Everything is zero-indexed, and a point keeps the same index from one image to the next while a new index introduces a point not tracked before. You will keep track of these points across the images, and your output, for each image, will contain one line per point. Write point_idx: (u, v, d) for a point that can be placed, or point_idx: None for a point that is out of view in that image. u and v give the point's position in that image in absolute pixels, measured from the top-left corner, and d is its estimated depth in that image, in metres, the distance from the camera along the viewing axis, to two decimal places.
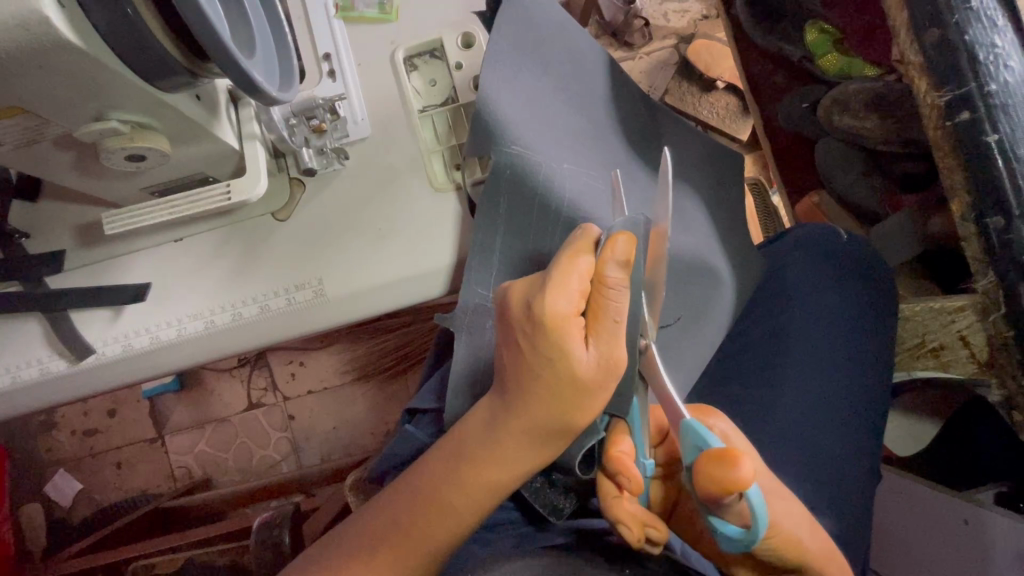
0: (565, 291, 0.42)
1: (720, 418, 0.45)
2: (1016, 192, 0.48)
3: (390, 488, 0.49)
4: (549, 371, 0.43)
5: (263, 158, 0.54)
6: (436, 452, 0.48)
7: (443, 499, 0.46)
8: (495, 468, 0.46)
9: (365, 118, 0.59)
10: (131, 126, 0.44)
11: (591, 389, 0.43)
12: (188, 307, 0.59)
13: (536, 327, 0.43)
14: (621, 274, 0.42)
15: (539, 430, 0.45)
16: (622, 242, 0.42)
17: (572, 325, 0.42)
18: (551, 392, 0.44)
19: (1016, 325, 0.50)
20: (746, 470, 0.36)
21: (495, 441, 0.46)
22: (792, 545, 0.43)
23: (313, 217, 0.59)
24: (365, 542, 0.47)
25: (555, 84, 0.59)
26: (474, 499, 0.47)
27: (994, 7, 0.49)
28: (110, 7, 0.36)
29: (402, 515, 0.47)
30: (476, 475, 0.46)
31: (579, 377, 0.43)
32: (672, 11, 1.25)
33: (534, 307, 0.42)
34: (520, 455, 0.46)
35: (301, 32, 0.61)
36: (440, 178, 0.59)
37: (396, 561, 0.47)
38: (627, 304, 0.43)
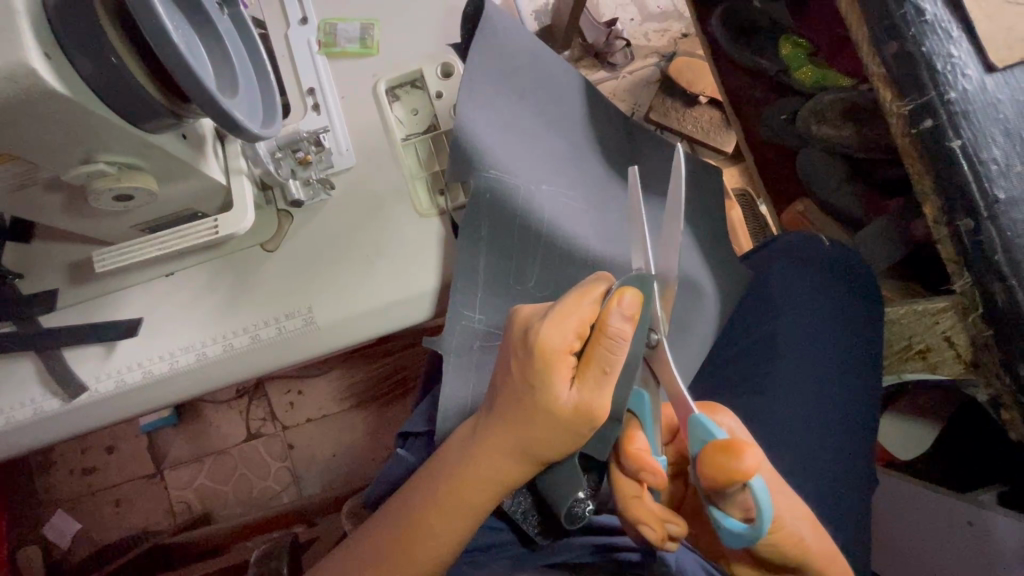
0: (562, 326, 0.43)
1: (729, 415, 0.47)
2: (982, 195, 0.49)
3: (383, 512, 0.50)
4: (529, 401, 0.43)
5: (251, 192, 0.55)
6: (426, 476, 0.49)
7: (427, 522, 0.46)
8: (483, 490, 0.46)
9: (350, 148, 0.61)
10: (119, 167, 0.45)
11: (564, 429, 0.43)
12: (180, 340, 0.59)
13: (527, 352, 0.43)
14: (623, 326, 0.41)
15: (518, 455, 0.45)
16: (631, 296, 0.41)
17: (562, 361, 0.43)
18: (529, 422, 0.44)
19: (996, 325, 0.51)
20: (747, 463, 0.37)
21: (476, 461, 0.46)
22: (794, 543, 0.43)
23: (301, 247, 0.60)
24: (361, 566, 0.47)
25: (531, 109, 0.61)
26: (459, 520, 0.47)
27: (949, 18, 0.51)
28: (96, 55, 0.38)
29: (389, 543, 0.47)
30: (464, 497, 0.46)
31: (555, 412, 0.43)
32: (652, 31, 1.29)
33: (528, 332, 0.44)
34: (505, 480, 0.46)
35: (287, 70, 0.63)
36: (425, 204, 0.60)
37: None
38: (623, 358, 0.42)
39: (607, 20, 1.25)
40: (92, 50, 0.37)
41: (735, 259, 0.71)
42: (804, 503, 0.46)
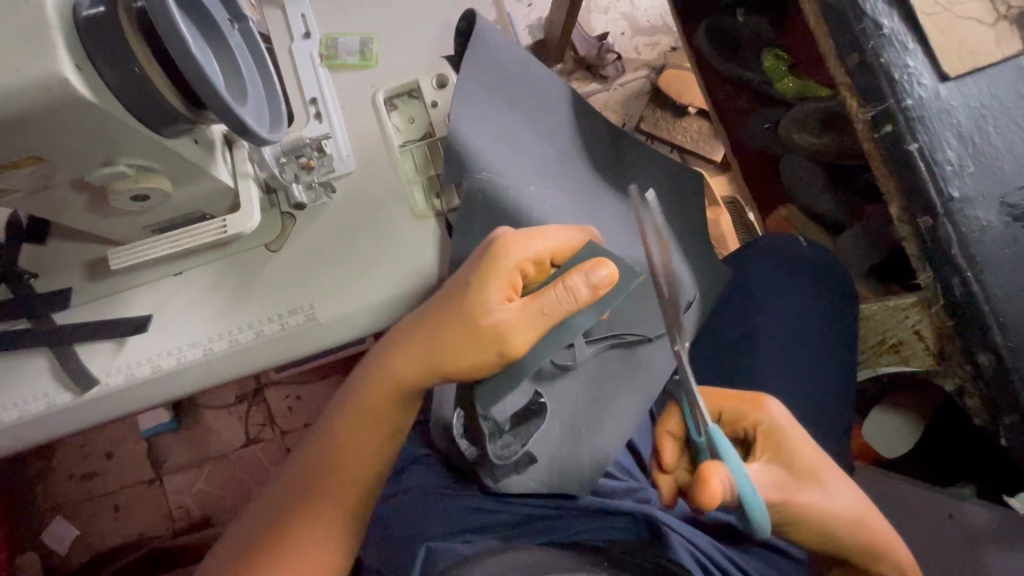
0: (527, 245, 0.47)
1: (778, 403, 0.54)
2: (938, 193, 0.53)
3: (315, 433, 0.55)
4: (461, 300, 0.47)
5: (256, 194, 0.58)
6: (349, 388, 0.54)
7: (354, 424, 0.52)
8: (383, 399, 0.51)
9: (351, 154, 0.65)
10: (136, 169, 0.48)
11: (472, 347, 0.46)
12: (188, 336, 0.62)
13: (486, 254, 0.47)
14: (581, 287, 0.44)
15: (420, 367, 0.49)
16: (607, 270, 0.44)
17: (505, 274, 0.46)
18: (450, 322, 0.47)
19: (956, 315, 0.54)
20: (716, 488, 0.41)
21: (397, 362, 0.49)
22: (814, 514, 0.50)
23: (304, 247, 0.63)
24: (299, 486, 0.54)
25: (521, 116, 0.64)
26: (372, 418, 0.51)
27: (904, 31, 0.55)
28: (121, 67, 0.41)
29: (320, 454, 0.53)
30: (378, 396, 0.50)
31: (477, 321, 0.46)
32: (642, 45, 1.34)
33: (496, 240, 0.48)
34: (404, 390, 0.50)
35: (291, 81, 0.67)
36: (421, 206, 0.64)
37: (325, 504, 0.53)
38: (564, 312, 0.45)
39: (599, 35, 1.30)
40: (117, 61, 0.41)
41: (716, 260, 0.75)
42: (842, 497, 0.52)
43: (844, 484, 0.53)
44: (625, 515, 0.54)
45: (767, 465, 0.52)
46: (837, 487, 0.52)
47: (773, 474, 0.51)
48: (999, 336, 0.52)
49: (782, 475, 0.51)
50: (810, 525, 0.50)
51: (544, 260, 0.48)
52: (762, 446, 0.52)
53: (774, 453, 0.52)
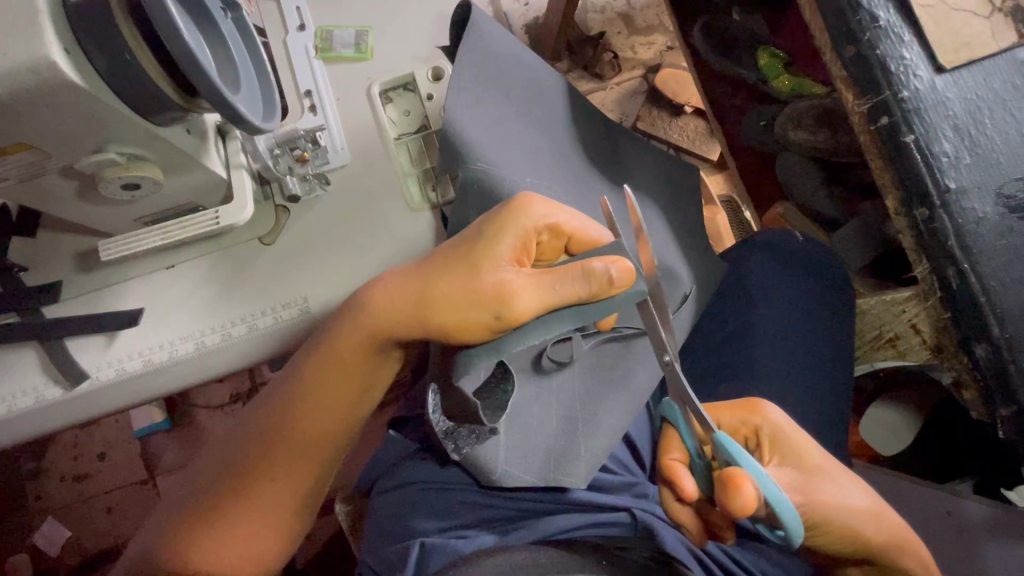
0: (547, 210, 0.49)
1: (774, 406, 0.55)
2: (935, 184, 0.53)
3: (286, 375, 0.56)
4: (475, 255, 0.48)
5: (249, 185, 0.58)
6: (322, 332, 0.54)
7: (332, 362, 0.53)
8: (360, 344, 0.51)
9: (345, 146, 0.64)
10: (127, 157, 0.48)
11: (474, 302, 0.46)
12: (180, 330, 0.62)
13: (507, 213, 0.48)
14: (601, 271, 0.43)
15: (408, 314, 0.49)
16: (627, 264, 0.43)
17: (517, 233, 0.48)
18: (458, 275, 0.48)
19: (952, 307, 0.54)
20: (749, 494, 0.40)
21: (384, 301, 0.50)
22: (838, 514, 0.49)
23: (298, 240, 0.63)
24: (264, 430, 0.55)
25: (517, 107, 0.64)
26: (350, 358, 0.52)
27: (900, 24, 0.55)
28: (110, 52, 0.41)
29: (292, 390, 0.55)
30: (356, 336, 0.51)
31: (482, 273, 0.47)
32: (638, 44, 1.34)
33: (521, 201, 0.49)
34: (383, 337, 0.51)
35: (285, 74, 0.67)
36: (417, 199, 0.64)
37: (287, 444, 0.55)
38: (574, 290, 0.44)
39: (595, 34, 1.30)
40: (107, 46, 0.40)
41: (712, 255, 0.74)
42: (863, 497, 0.51)
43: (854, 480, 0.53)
44: (614, 512, 0.53)
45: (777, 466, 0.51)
46: (854, 487, 0.52)
47: (788, 476, 0.50)
48: (995, 328, 0.52)
49: (795, 475, 0.50)
50: (840, 526, 0.49)
51: (561, 233, 0.50)
52: (768, 449, 0.53)
53: (782, 456, 0.52)
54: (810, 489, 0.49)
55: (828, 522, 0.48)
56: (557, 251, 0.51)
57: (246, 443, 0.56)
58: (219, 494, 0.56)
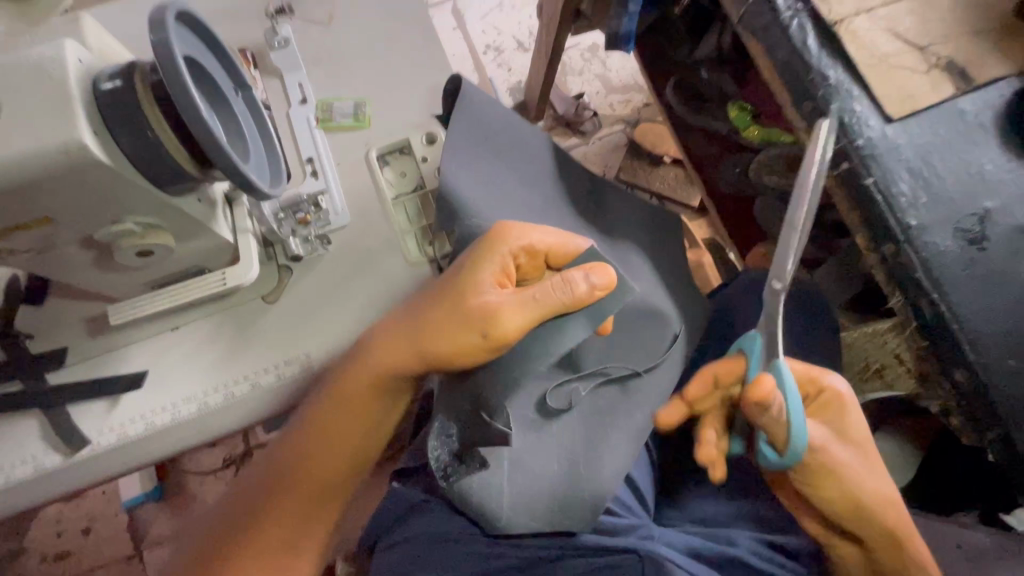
0: (524, 232, 0.51)
1: (838, 376, 0.55)
2: (896, 222, 0.57)
3: (297, 419, 0.57)
4: (459, 282, 0.50)
5: (255, 248, 0.60)
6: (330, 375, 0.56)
7: (340, 403, 0.54)
8: (367, 384, 0.53)
9: (345, 208, 0.68)
10: (143, 227, 0.51)
11: (464, 328, 0.48)
12: (184, 390, 0.63)
13: (488, 242, 0.51)
14: (580, 281, 0.47)
15: (408, 352, 0.51)
16: (604, 273, 0.47)
17: (496, 258, 0.51)
18: (448, 305, 0.50)
19: (930, 336, 0.57)
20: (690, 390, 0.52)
21: (385, 340, 0.52)
22: (849, 476, 0.50)
23: (300, 298, 0.66)
24: (277, 477, 0.56)
25: (507, 166, 0.69)
26: (355, 398, 0.53)
27: (850, 82, 0.61)
28: (134, 132, 0.44)
29: (303, 433, 0.56)
30: (365, 377, 0.53)
31: (468, 300, 0.49)
32: (617, 101, 1.44)
33: (502, 227, 0.52)
34: (388, 376, 0.52)
35: (289, 143, 0.71)
36: (414, 253, 0.67)
37: (301, 487, 0.56)
38: (555, 300, 0.47)
39: (575, 95, 1.42)
40: (129, 126, 0.44)
41: (700, 297, 0.77)
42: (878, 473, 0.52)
43: (883, 466, 0.53)
44: (625, 552, 0.52)
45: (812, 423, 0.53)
46: (879, 470, 0.53)
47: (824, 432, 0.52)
48: (970, 353, 0.54)
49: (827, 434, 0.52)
50: (841, 481, 0.50)
51: (538, 253, 0.52)
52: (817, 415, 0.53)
53: (827, 419, 0.53)
54: (825, 448, 0.51)
55: (833, 476, 0.50)
56: (537, 269, 0.53)
57: (259, 489, 0.57)
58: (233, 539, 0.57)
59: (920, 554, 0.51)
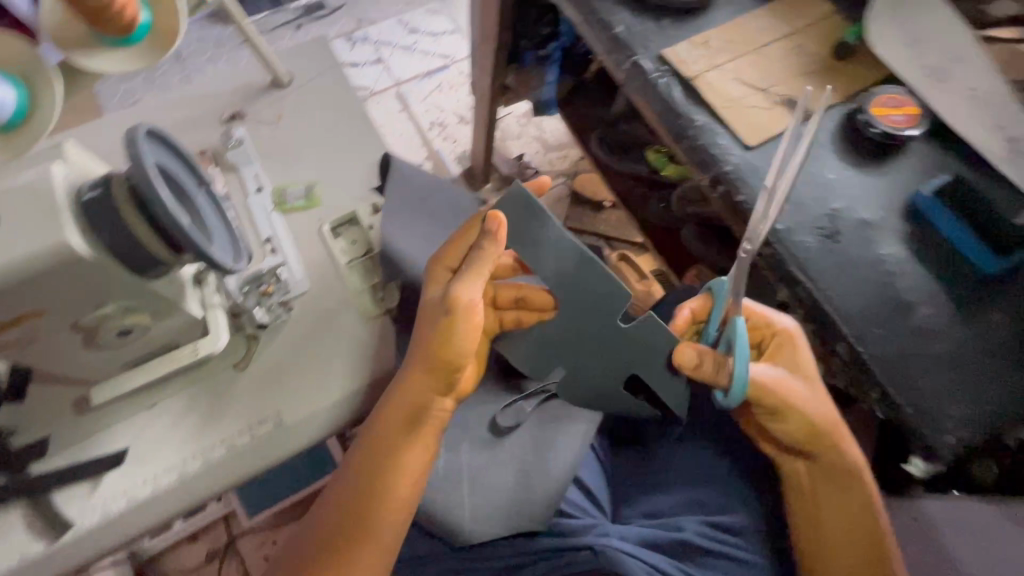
0: (450, 244, 0.62)
1: (786, 319, 0.69)
2: (766, 228, 0.69)
3: (346, 467, 0.61)
4: (423, 304, 0.61)
5: (223, 320, 0.68)
6: (372, 416, 0.62)
7: (382, 437, 0.60)
8: (405, 415, 0.59)
9: (303, 276, 0.77)
10: (122, 308, 0.58)
11: (437, 327, 0.58)
12: (164, 461, 0.67)
13: (431, 267, 0.63)
14: (489, 239, 0.57)
15: (438, 372, 0.59)
16: (495, 217, 0.56)
17: (439, 274, 0.62)
18: (431, 321, 0.59)
19: (813, 318, 0.66)
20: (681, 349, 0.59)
21: (409, 375, 0.59)
22: (804, 400, 0.63)
23: (270, 360, 0.72)
24: (331, 527, 0.58)
25: (442, 223, 0.79)
26: (395, 428, 0.60)
27: (712, 122, 0.75)
28: (112, 229, 0.53)
29: (354, 474, 0.59)
30: (403, 409, 0.59)
31: (431, 309, 0.60)
32: (555, 158, 1.62)
33: (431, 262, 0.63)
34: (418, 407, 0.60)
35: (249, 226, 0.80)
36: (370, 308, 0.75)
37: (360, 531, 0.57)
38: (483, 260, 0.57)
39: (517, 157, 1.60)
40: (110, 223, 0.52)
41: None
42: (803, 392, 0.63)
43: (829, 399, 0.66)
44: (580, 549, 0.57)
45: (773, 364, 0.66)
46: (820, 395, 0.65)
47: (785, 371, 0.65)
48: (844, 326, 0.63)
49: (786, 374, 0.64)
50: (799, 410, 0.62)
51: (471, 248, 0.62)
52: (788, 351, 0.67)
53: (782, 358, 0.66)
54: (783, 381, 0.63)
55: (790, 406, 0.63)
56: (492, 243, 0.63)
57: (316, 545, 0.57)
58: None
59: (854, 455, 0.63)
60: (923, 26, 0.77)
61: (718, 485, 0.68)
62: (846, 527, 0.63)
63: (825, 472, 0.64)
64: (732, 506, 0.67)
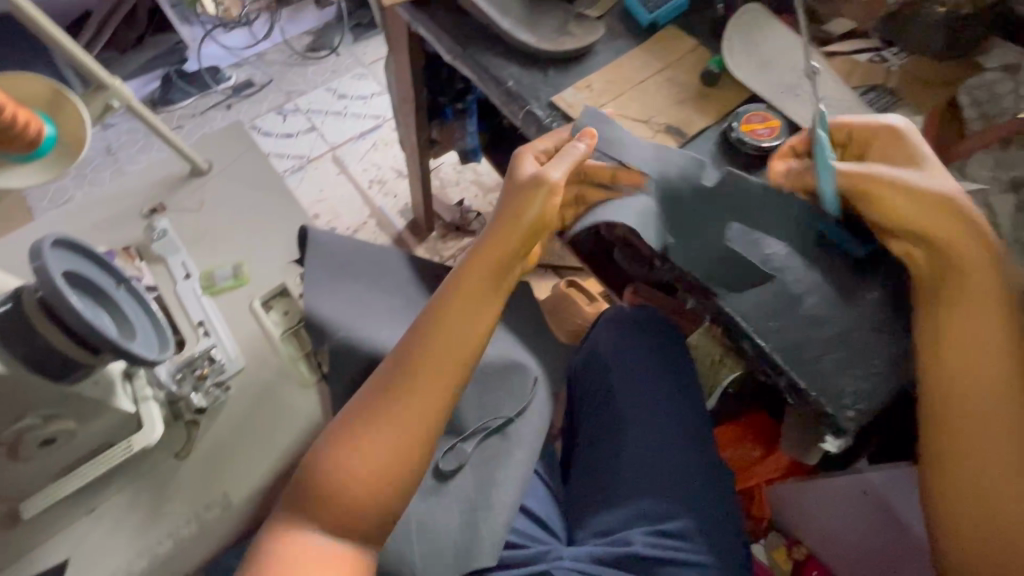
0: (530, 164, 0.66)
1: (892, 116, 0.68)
2: None
3: (367, 397, 0.59)
4: (498, 214, 0.63)
5: (157, 412, 0.68)
6: (404, 344, 0.60)
7: (431, 363, 0.59)
8: (466, 343, 0.60)
9: (238, 354, 0.78)
10: (45, 418, 0.59)
11: (485, 263, 0.62)
12: (107, 566, 0.66)
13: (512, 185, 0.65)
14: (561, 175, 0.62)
15: (485, 289, 0.61)
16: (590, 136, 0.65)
17: (517, 178, 0.65)
18: (496, 239, 0.62)
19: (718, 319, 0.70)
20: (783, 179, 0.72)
21: (460, 294, 0.61)
22: (902, 215, 0.62)
23: (209, 443, 0.73)
24: (348, 457, 0.56)
25: (367, 282, 0.80)
26: (444, 370, 0.59)
27: None
28: (23, 344, 0.54)
29: (395, 398, 0.58)
30: (454, 339, 0.60)
31: (502, 227, 0.62)
32: (493, 199, 1.69)
33: (516, 152, 0.68)
34: (483, 338, 0.61)
35: (180, 312, 0.82)
36: (306, 375, 0.77)
37: (372, 466, 0.56)
38: (551, 180, 0.62)
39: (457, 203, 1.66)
40: (20, 338, 0.54)
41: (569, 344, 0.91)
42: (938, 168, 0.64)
43: (941, 199, 0.62)
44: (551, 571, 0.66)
45: (876, 196, 0.63)
46: (948, 179, 0.63)
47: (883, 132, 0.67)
48: (743, 324, 0.68)
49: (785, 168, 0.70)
50: (915, 191, 0.62)
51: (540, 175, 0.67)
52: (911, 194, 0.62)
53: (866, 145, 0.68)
54: (878, 175, 0.63)
55: (889, 194, 0.63)
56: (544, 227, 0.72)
57: (333, 473, 0.56)
58: (304, 510, 0.56)
59: (991, 276, 0.61)
60: (773, 51, 0.88)
61: (660, 495, 0.72)
62: (1003, 337, 0.61)
63: (945, 288, 0.62)
64: (676, 514, 0.70)
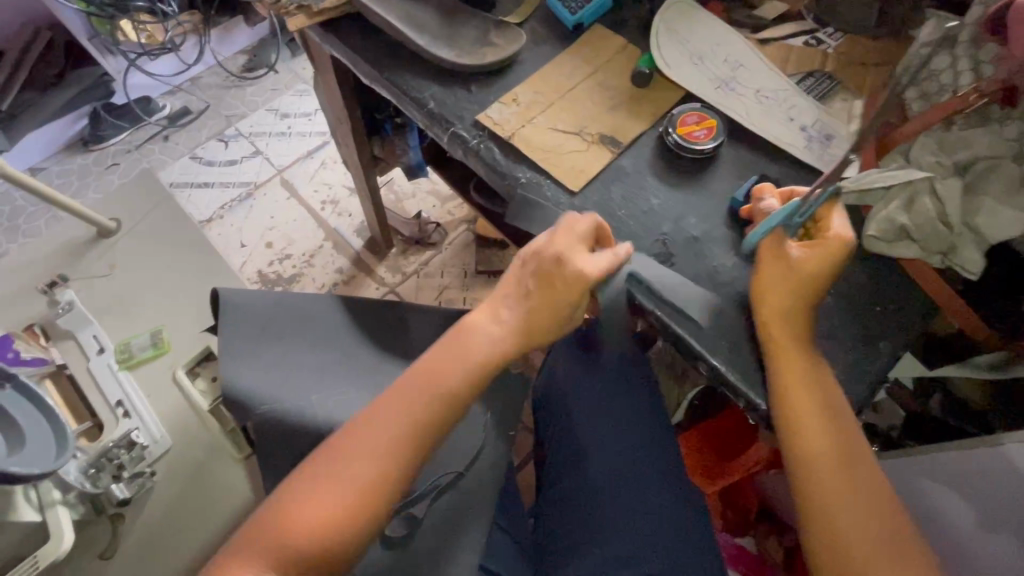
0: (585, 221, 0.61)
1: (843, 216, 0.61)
2: None
3: (371, 426, 0.56)
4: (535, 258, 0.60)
5: (65, 520, 0.66)
6: (430, 375, 0.58)
7: (439, 402, 0.57)
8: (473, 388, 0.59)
9: (163, 433, 0.77)
10: None
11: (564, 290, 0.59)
12: None
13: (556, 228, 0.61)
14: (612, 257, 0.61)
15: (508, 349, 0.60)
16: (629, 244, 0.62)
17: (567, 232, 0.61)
18: (540, 289, 0.59)
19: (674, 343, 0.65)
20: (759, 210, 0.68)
21: (484, 335, 0.60)
22: (772, 302, 0.61)
23: (140, 535, 0.74)
24: (330, 479, 0.53)
25: (296, 338, 0.74)
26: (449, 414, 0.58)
27: (538, 176, 0.76)
28: None
29: (399, 426, 0.56)
30: (466, 384, 0.59)
31: (542, 271, 0.59)
32: (452, 207, 1.61)
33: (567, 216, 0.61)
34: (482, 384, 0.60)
35: (96, 394, 0.78)
36: (238, 446, 0.79)
37: (370, 495, 0.54)
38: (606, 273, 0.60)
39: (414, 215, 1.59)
40: None
41: None
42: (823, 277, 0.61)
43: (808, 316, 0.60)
44: None
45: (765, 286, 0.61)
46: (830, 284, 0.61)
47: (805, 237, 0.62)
48: (695, 344, 0.63)
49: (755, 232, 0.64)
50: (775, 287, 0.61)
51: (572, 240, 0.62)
52: (841, 255, 0.59)
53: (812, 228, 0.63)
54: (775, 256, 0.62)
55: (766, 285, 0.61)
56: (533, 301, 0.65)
57: (311, 490, 0.53)
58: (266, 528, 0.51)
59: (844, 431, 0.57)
60: (703, 43, 0.83)
61: (626, 534, 0.70)
62: (859, 492, 0.56)
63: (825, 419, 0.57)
64: (643, 555, 0.69)
